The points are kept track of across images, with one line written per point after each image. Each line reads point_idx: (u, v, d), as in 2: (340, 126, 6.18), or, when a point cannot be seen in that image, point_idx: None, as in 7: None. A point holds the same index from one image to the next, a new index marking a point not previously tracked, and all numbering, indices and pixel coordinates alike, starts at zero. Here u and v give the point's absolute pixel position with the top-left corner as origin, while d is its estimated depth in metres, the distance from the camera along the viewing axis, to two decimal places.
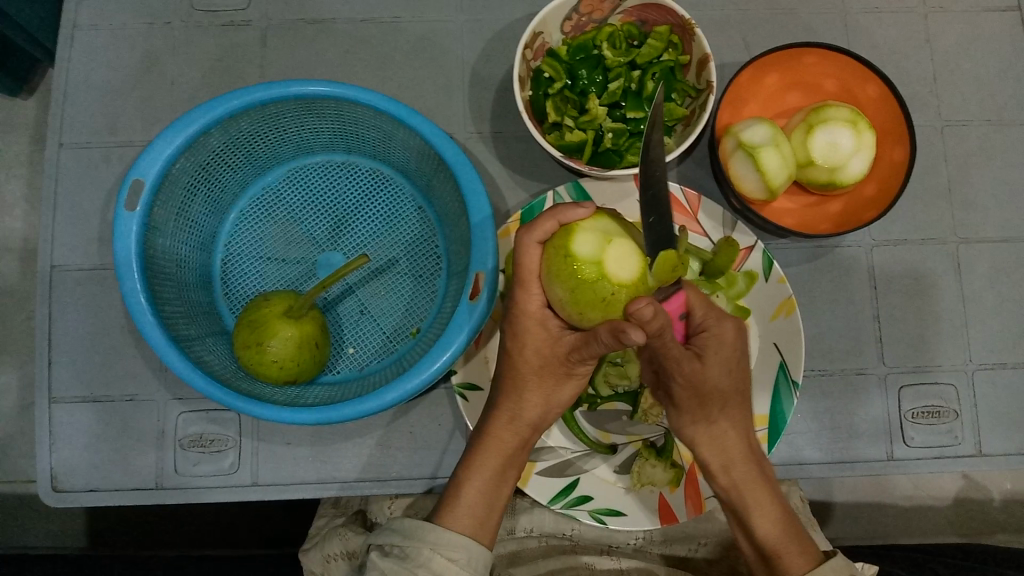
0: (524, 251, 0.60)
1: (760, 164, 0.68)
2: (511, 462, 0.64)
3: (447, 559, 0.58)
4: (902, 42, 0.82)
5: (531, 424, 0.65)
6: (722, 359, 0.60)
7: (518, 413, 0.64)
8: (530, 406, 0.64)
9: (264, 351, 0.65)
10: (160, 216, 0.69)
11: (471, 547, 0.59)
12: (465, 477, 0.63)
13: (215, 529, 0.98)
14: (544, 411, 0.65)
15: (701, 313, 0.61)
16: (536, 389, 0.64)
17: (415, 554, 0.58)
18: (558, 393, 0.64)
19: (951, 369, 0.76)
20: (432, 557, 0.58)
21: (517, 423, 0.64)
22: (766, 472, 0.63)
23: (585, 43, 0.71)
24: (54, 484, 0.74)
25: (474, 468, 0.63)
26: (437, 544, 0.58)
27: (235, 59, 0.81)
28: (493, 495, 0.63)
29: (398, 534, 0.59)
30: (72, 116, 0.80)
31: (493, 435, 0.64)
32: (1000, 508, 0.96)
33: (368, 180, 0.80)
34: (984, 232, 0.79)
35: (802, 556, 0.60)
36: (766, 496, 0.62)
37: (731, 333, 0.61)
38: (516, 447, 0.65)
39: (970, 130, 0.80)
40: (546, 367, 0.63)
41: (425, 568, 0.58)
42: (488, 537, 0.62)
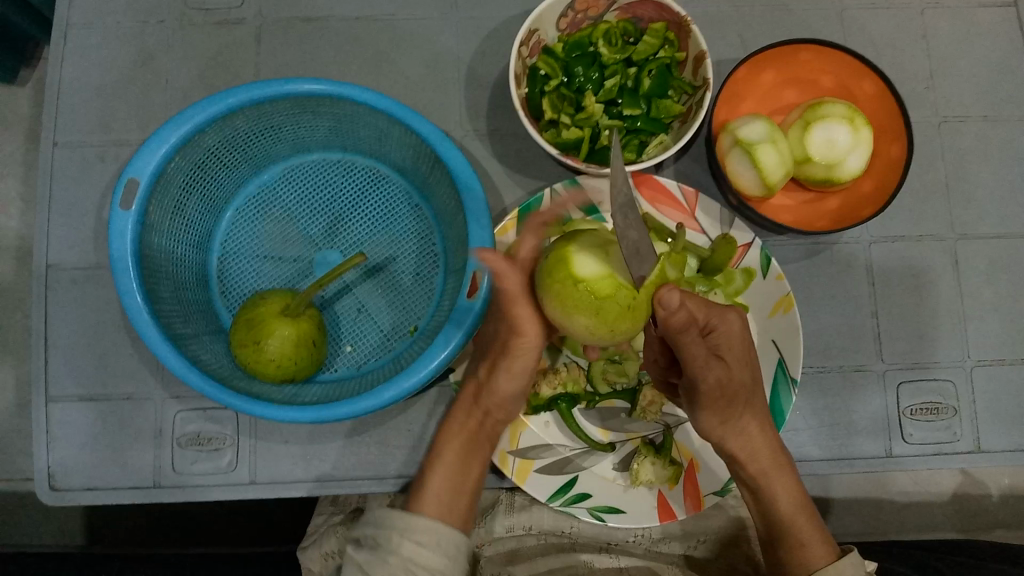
0: (524, 235, 0.66)
1: (757, 162, 0.68)
2: (473, 447, 0.67)
3: (417, 544, 0.60)
4: (898, 38, 0.82)
5: (492, 411, 0.67)
6: (738, 356, 0.62)
7: (479, 395, 0.68)
8: (489, 392, 0.67)
9: (261, 349, 0.65)
10: (155, 215, 0.69)
11: (439, 529, 0.61)
12: (433, 464, 0.67)
13: (214, 528, 0.98)
14: (498, 396, 0.67)
15: (705, 313, 0.61)
16: (489, 372, 0.68)
17: (386, 540, 0.60)
18: (501, 380, 0.67)
19: (949, 365, 0.76)
20: (402, 543, 0.60)
21: (475, 410, 0.68)
22: (784, 459, 0.66)
23: (582, 40, 0.71)
24: (52, 483, 0.74)
25: (442, 452, 0.67)
26: (406, 531, 0.61)
27: (230, 56, 0.80)
28: (459, 483, 0.66)
29: (370, 525, 0.62)
30: (67, 115, 0.80)
31: (455, 422, 0.68)
32: (998, 504, 0.96)
33: (365, 178, 0.80)
34: (982, 228, 0.79)
35: (824, 547, 0.63)
36: (788, 482, 0.65)
37: (739, 327, 0.62)
38: (477, 431, 0.68)
39: (966, 126, 0.80)
40: (507, 350, 0.67)
41: (395, 554, 0.60)
42: (459, 519, 0.64)
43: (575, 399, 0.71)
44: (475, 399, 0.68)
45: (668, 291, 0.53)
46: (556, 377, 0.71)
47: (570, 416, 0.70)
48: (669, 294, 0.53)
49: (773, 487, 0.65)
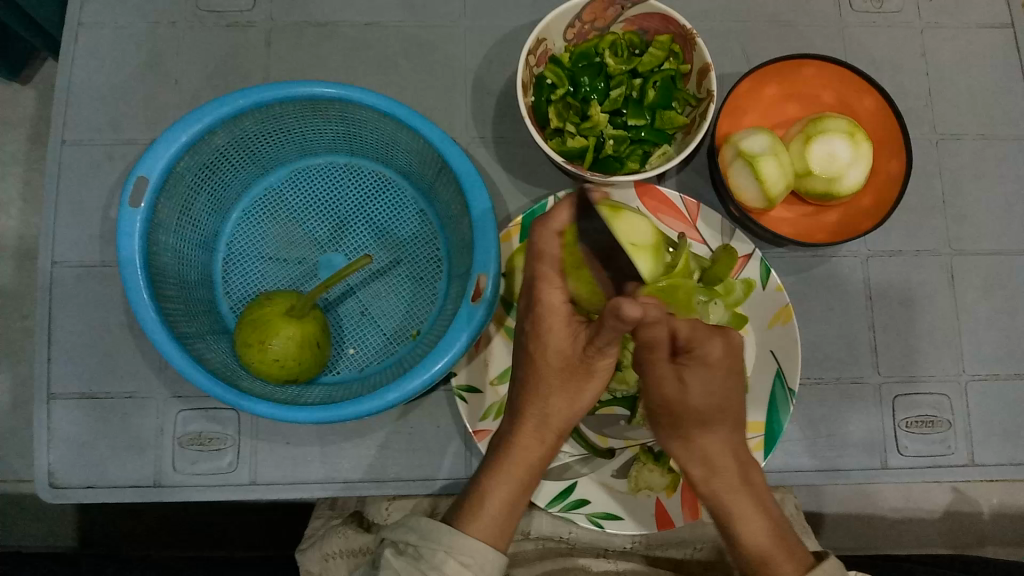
0: (546, 241, 0.62)
1: (760, 173, 0.69)
2: (534, 468, 0.64)
3: (461, 563, 0.57)
4: (897, 56, 0.83)
5: (561, 432, 0.65)
6: (703, 378, 0.62)
7: (544, 416, 0.64)
8: (558, 411, 0.64)
9: (266, 349, 0.65)
10: (163, 214, 0.69)
11: (485, 551, 0.58)
12: (491, 484, 0.62)
13: (204, 532, 0.97)
14: (570, 413, 0.64)
15: (687, 334, 0.62)
16: (560, 391, 0.64)
17: (429, 555, 0.57)
18: (582, 396, 0.64)
19: (943, 379, 0.77)
20: (446, 560, 0.57)
21: (547, 432, 0.64)
22: (749, 478, 0.63)
23: (588, 50, 0.72)
24: (51, 480, 0.74)
25: (499, 473, 0.62)
26: (452, 548, 0.57)
27: (239, 59, 0.81)
28: (513, 506, 0.62)
29: (413, 533, 0.59)
30: (75, 114, 0.80)
31: (521, 443, 0.63)
32: (988, 520, 0.97)
33: (370, 182, 0.81)
34: (977, 245, 0.80)
35: (791, 562, 0.59)
36: (750, 505, 0.61)
37: (717, 353, 0.62)
38: (542, 453, 0.64)
39: (963, 144, 0.82)
40: (567, 369, 0.63)
41: (437, 570, 0.56)
42: (504, 544, 0.60)
43: None
44: (542, 423, 0.64)
45: (626, 304, 0.53)
46: None
47: (569, 422, 0.71)
48: (628, 306, 0.54)
49: (737, 510, 0.61)
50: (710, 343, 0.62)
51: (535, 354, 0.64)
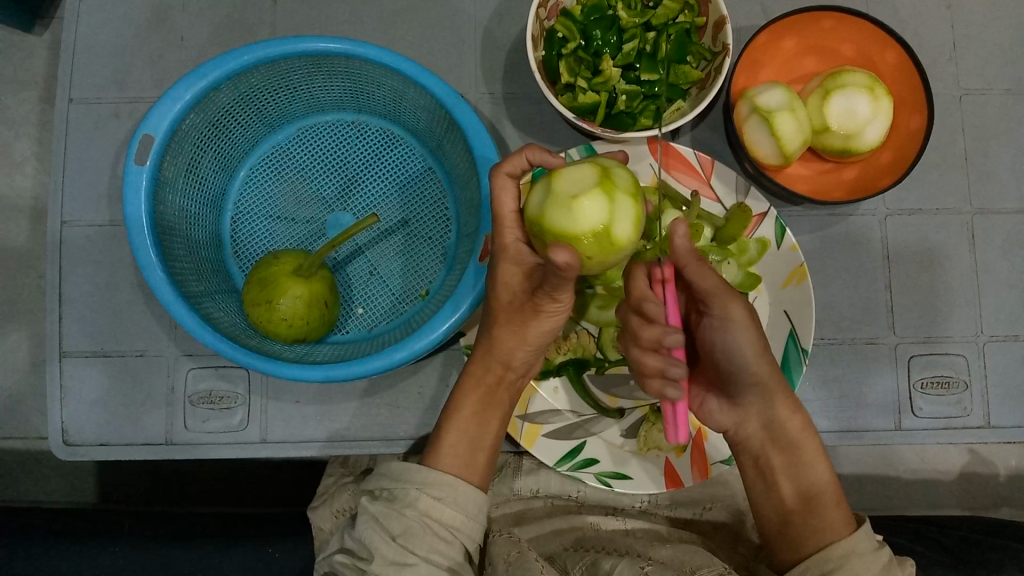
0: (501, 190, 0.59)
1: (775, 129, 0.68)
2: (489, 402, 0.65)
3: (433, 497, 0.58)
4: (922, 8, 0.80)
5: (511, 363, 0.64)
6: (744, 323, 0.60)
7: (491, 350, 0.64)
8: (506, 345, 0.63)
9: (273, 308, 0.65)
10: (169, 172, 0.69)
11: (457, 484, 0.59)
12: (448, 422, 0.64)
13: (219, 489, 0.98)
14: (517, 345, 0.63)
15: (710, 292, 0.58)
16: (505, 326, 0.62)
17: (403, 494, 0.58)
18: (528, 330, 0.62)
19: (961, 340, 0.76)
20: (419, 496, 0.58)
21: (494, 364, 0.64)
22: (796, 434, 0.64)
23: (601, 3, 0.70)
24: (65, 437, 0.75)
25: (456, 411, 0.64)
26: (423, 484, 0.58)
27: (245, 14, 0.80)
28: (477, 440, 0.63)
29: (386, 477, 0.59)
30: (82, 71, 0.79)
31: (473, 375, 0.65)
32: (1004, 483, 0.96)
33: (378, 140, 0.79)
34: (999, 203, 0.78)
35: (838, 514, 0.61)
36: (813, 448, 0.63)
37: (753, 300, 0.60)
38: (495, 385, 0.65)
39: (988, 100, 0.79)
40: (514, 304, 0.61)
41: (413, 507, 0.57)
42: (477, 477, 0.61)
43: (583, 365, 0.71)
44: (488, 356, 0.64)
45: (558, 250, 0.50)
46: (565, 343, 0.71)
47: (576, 381, 0.71)
48: (561, 254, 0.50)
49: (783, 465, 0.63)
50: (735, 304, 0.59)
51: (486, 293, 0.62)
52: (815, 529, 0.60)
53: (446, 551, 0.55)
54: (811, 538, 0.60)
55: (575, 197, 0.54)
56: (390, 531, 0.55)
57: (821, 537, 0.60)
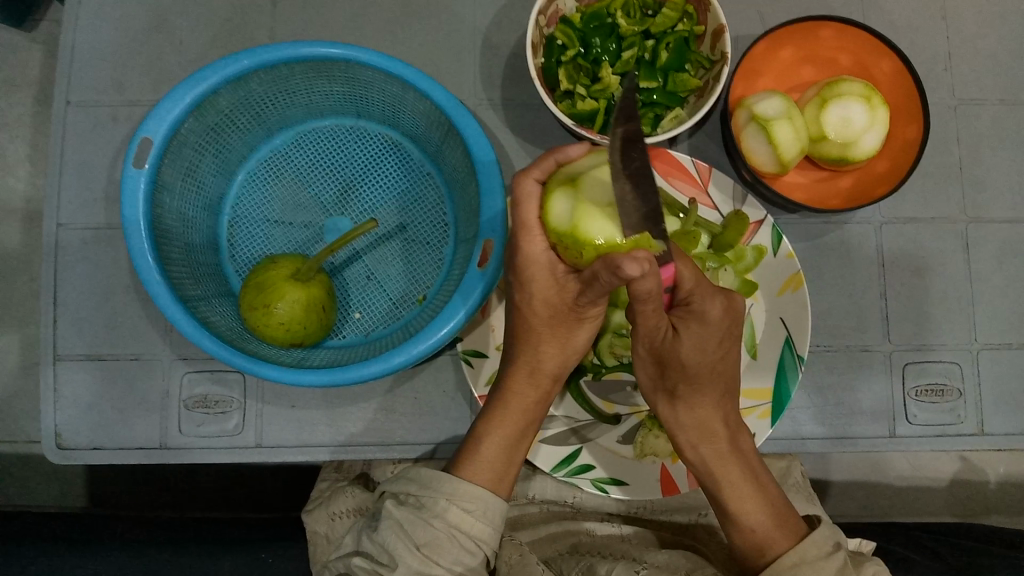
0: (526, 196, 0.58)
1: (773, 137, 0.68)
2: (530, 414, 0.64)
3: (462, 509, 0.57)
4: (917, 18, 0.81)
5: (553, 376, 0.64)
6: (705, 336, 0.59)
7: (534, 362, 0.64)
8: (549, 356, 0.64)
9: (271, 313, 0.65)
10: (168, 175, 0.69)
11: (487, 498, 0.58)
12: (485, 432, 0.63)
13: (211, 494, 0.98)
14: (561, 357, 0.64)
15: (690, 286, 0.59)
16: (549, 338, 0.63)
17: (432, 504, 0.57)
18: (573, 338, 0.63)
19: (955, 348, 0.77)
20: (449, 508, 0.57)
21: (537, 376, 0.64)
22: (738, 443, 0.63)
23: (600, 10, 0.70)
24: (59, 441, 0.74)
25: (494, 421, 0.63)
26: (455, 495, 0.58)
27: (244, 18, 0.80)
28: (512, 451, 0.63)
29: (414, 483, 0.59)
30: (79, 74, 0.79)
31: (512, 389, 0.64)
32: (995, 490, 0.97)
33: (376, 145, 0.80)
34: (992, 213, 0.78)
35: (782, 532, 0.59)
36: (737, 472, 0.61)
37: (717, 310, 0.60)
38: (541, 399, 0.64)
39: (982, 110, 0.80)
40: (556, 316, 0.62)
41: (440, 518, 0.57)
42: (505, 491, 0.61)
43: (580, 371, 0.71)
44: (532, 369, 0.64)
45: (626, 261, 0.48)
46: None
47: (573, 387, 0.71)
48: (628, 264, 0.48)
49: (730, 478, 0.61)
50: (714, 303, 0.60)
51: (523, 304, 0.62)
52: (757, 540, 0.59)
53: (469, 563, 0.56)
54: (755, 552, 0.59)
55: (610, 206, 0.54)
56: (415, 539, 0.55)
57: (765, 551, 0.58)
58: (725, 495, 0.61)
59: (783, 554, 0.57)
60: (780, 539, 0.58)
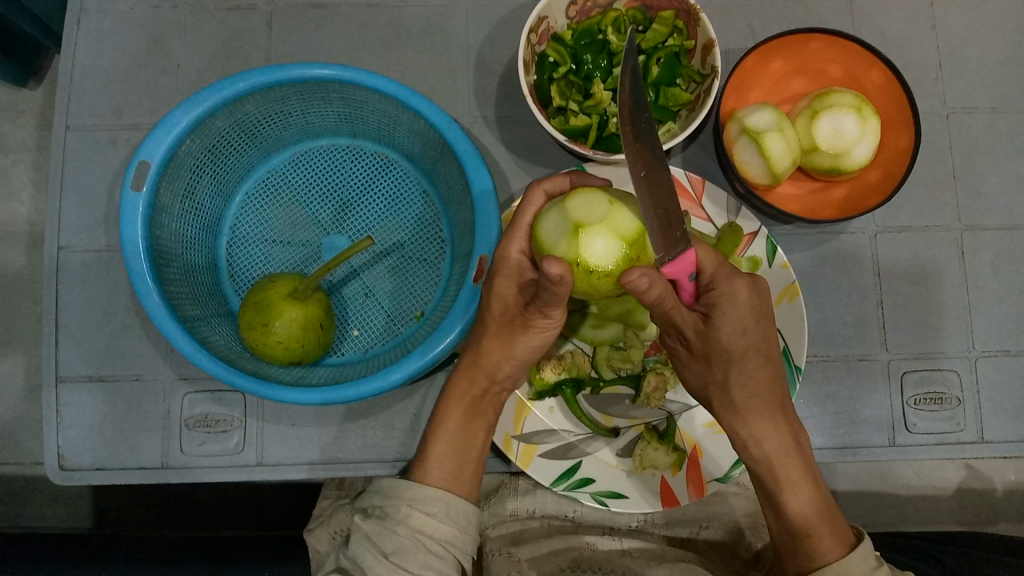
0: (529, 203, 0.61)
1: (764, 149, 0.68)
2: (478, 414, 0.65)
3: (425, 513, 0.59)
4: (907, 29, 0.82)
5: (496, 377, 0.64)
6: (736, 321, 0.58)
7: (478, 362, 0.64)
8: (492, 357, 0.63)
9: (269, 331, 0.65)
10: (166, 198, 0.70)
11: (447, 499, 0.60)
12: (435, 434, 0.64)
13: (217, 513, 0.98)
14: (503, 358, 0.63)
15: (710, 272, 0.58)
16: (493, 338, 0.63)
17: (395, 512, 0.59)
18: (515, 344, 0.63)
19: (953, 356, 0.77)
20: (411, 513, 0.59)
21: (481, 376, 0.64)
22: (799, 442, 0.62)
23: (591, 27, 0.72)
24: (61, 463, 0.75)
25: (442, 421, 0.65)
26: (413, 500, 0.59)
27: (241, 42, 0.81)
28: (462, 450, 0.64)
29: (378, 495, 0.61)
30: (79, 99, 0.80)
31: (457, 387, 0.65)
32: (1002, 498, 0.96)
33: (372, 164, 0.80)
34: (988, 220, 0.79)
35: (832, 536, 0.59)
36: (797, 473, 0.61)
37: (743, 291, 0.58)
38: (482, 397, 0.65)
39: (974, 118, 0.80)
40: (506, 318, 0.62)
41: (404, 525, 0.58)
42: (465, 490, 0.62)
43: (578, 385, 0.72)
44: (476, 368, 0.64)
45: (634, 275, 0.50)
46: (560, 362, 0.71)
47: (572, 400, 0.71)
48: (636, 278, 0.51)
49: (788, 475, 0.61)
50: (738, 283, 0.58)
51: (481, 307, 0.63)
52: (804, 542, 0.59)
53: (438, 566, 0.57)
54: (807, 557, 0.59)
55: (611, 218, 0.56)
56: (382, 548, 0.57)
57: (814, 556, 0.59)
58: (784, 496, 0.61)
59: (835, 560, 0.58)
60: (832, 547, 0.59)
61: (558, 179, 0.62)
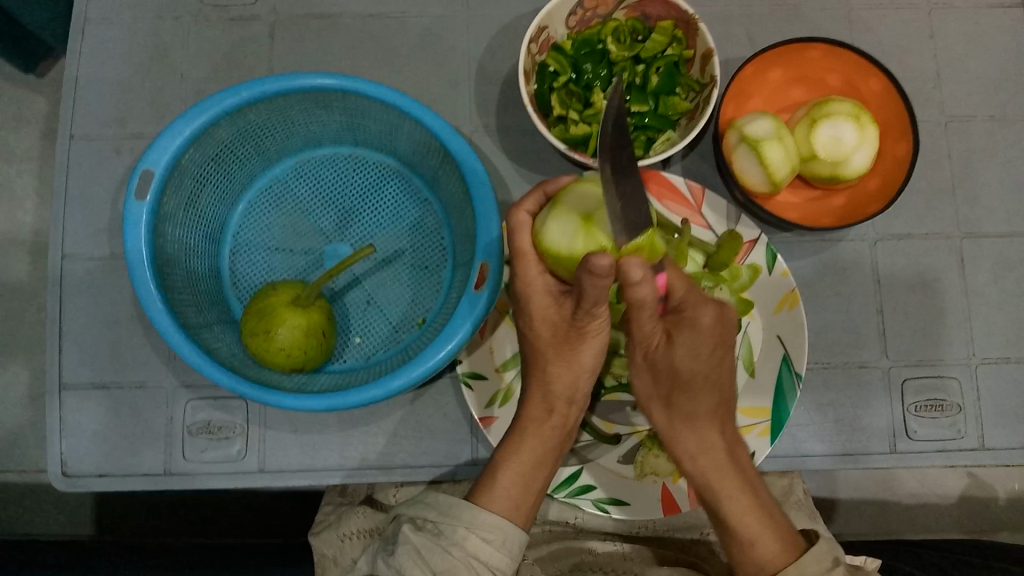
0: (519, 227, 0.61)
1: (763, 158, 0.69)
2: (550, 441, 0.64)
3: (481, 539, 0.59)
4: (905, 38, 0.82)
5: (573, 398, 0.64)
6: (697, 342, 0.60)
7: (546, 387, 0.64)
8: (562, 379, 0.63)
9: (271, 338, 0.66)
10: (169, 206, 0.70)
11: (506, 527, 0.59)
12: (502, 462, 0.63)
13: (219, 521, 0.98)
14: (571, 377, 0.63)
15: (682, 294, 0.60)
16: (557, 360, 0.63)
17: (449, 531, 0.59)
18: (578, 357, 0.62)
19: (954, 363, 0.77)
20: (467, 536, 0.58)
21: (549, 400, 0.64)
22: (738, 457, 0.62)
23: (590, 37, 0.72)
24: (64, 469, 0.75)
25: (511, 450, 0.63)
26: (472, 524, 0.59)
27: (244, 52, 0.82)
28: (531, 479, 0.62)
29: (432, 509, 0.60)
30: (84, 108, 0.81)
31: (525, 418, 0.64)
32: (1004, 506, 0.96)
33: (374, 172, 0.81)
34: (987, 227, 0.79)
35: (781, 547, 0.58)
36: (737, 486, 0.60)
37: (710, 318, 0.59)
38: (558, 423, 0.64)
39: (972, 126, 0.81)
40: (557, 335, 0.62)
41: (459, 547, 0.58)
42: (525, 518, 0.62)
43: None
44: (543, 395, 0.64)
45: (598, 256, 0.50)
46: None
47: None
48: (598, 258, 0.50)
49: (727, 489, 0.60)
50: (705, 309, 0.60)
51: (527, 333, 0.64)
52: (748, 550, 0.58)
53: None
54: (754, 566, 0.58)
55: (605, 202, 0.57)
56: (432, 566, 0.56)
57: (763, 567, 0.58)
58: (725, 507, 0.59)
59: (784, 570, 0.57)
60: (780, 554, 0.58)
61: (535, 196, 0.62)
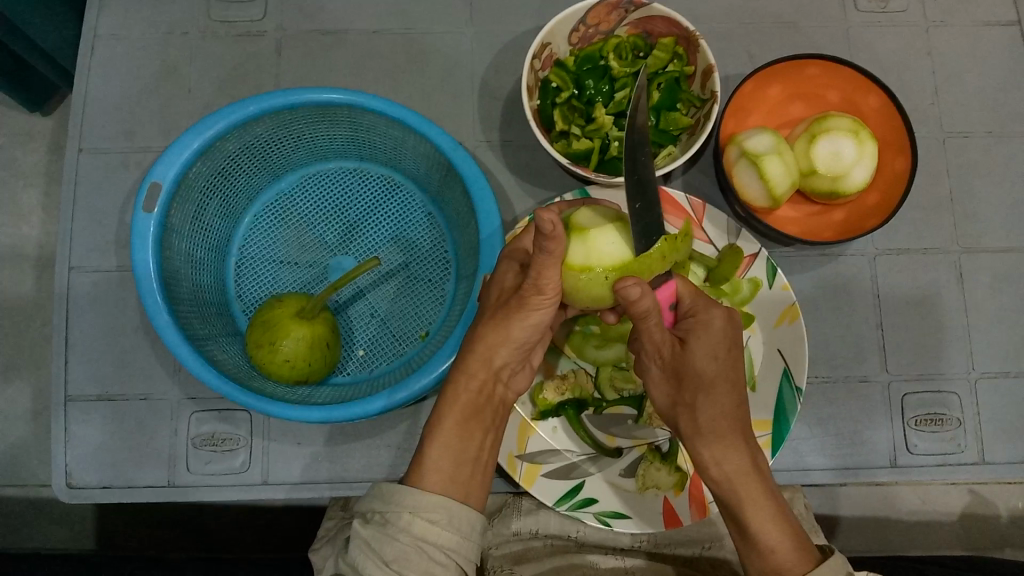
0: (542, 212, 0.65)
1: (763, 172, 0.70)
2: (478, 415, 0.60)
3: (428, 521, 0.52)
4: (903, 55, 0.83)
5: (495, 366, 0.61)
6: (710, 343, 0.58)
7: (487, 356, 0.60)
8: (488, 341, 0.60)
9: (276, 350, 0.66)
10: (176, 218, 0.71)
11: (450, 506, 0.53)
12: (429, 437, 0.58)
13: (220, 535, 0.98)
14: (500, 342, 0.60)
15: (689, 302, 0.59)
16: (493, 328, 0.60)
17: (396, 518, 0.53)
18: (510, 328, 0.60)
19: (954, 377, 0.77)
20: (413, 521, 0.52)
21: (478, 368, 0.60)
22: (759, 463, 0.58)
23: (593, 53, 0.73)
24: (69, 481, 0.75)
25: (440, 419, 0.59)
26: (416, 507, 0.53)
27: (251, 67, 0.83)
28: (461, 452, 0.58)
29: (378, 499, 0.54)
30: (92, 123, 0.82)
31: (452, 386, 0.60)
32: (1006, 523, 0.96)
33: (378, 185, 0.82)
34: (985, 242, 0.80)
35: (798, 554, 0.55)
36: (758, 488, 0.57)
37: (720, 320, 0.58)
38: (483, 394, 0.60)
39: (970, 142, 0.82)
40: (501, 300, 0.61)
41: (405, 534, 0.52)
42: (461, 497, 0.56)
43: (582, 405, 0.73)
44: (478, 359, 0.60)
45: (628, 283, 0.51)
46: (563, 383, 0.72)
47: (575, 420, 0.71)
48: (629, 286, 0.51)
49: (749, 493, 0.56)
50: (715, 310, 0.59)
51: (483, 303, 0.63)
52: (769, 559, 0.55)
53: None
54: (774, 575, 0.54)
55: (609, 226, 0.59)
56: (383, 556, 0.51)
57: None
58: (747, 515, 0.56)
59: None
60: (800, 562, 0.54)
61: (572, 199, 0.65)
